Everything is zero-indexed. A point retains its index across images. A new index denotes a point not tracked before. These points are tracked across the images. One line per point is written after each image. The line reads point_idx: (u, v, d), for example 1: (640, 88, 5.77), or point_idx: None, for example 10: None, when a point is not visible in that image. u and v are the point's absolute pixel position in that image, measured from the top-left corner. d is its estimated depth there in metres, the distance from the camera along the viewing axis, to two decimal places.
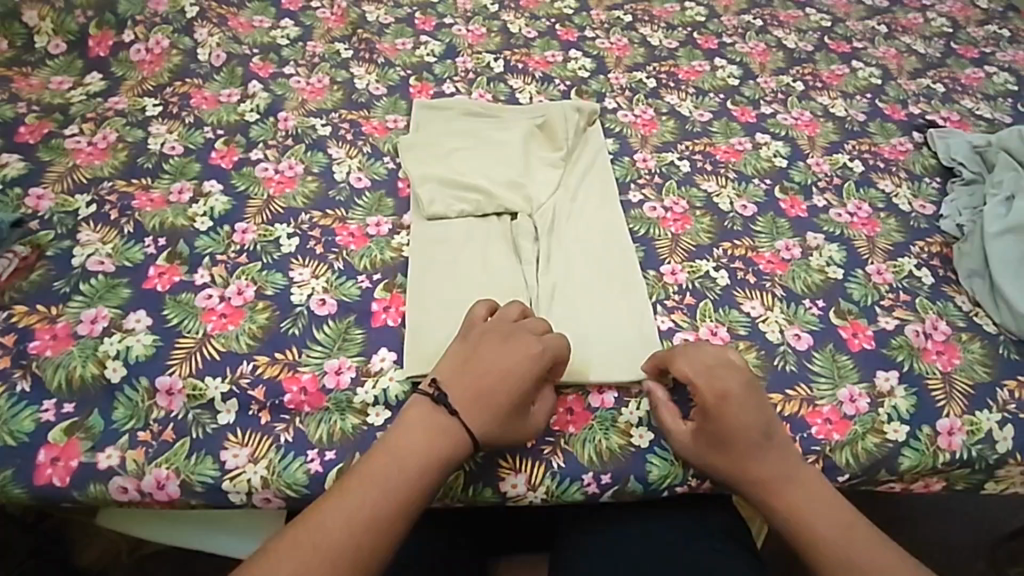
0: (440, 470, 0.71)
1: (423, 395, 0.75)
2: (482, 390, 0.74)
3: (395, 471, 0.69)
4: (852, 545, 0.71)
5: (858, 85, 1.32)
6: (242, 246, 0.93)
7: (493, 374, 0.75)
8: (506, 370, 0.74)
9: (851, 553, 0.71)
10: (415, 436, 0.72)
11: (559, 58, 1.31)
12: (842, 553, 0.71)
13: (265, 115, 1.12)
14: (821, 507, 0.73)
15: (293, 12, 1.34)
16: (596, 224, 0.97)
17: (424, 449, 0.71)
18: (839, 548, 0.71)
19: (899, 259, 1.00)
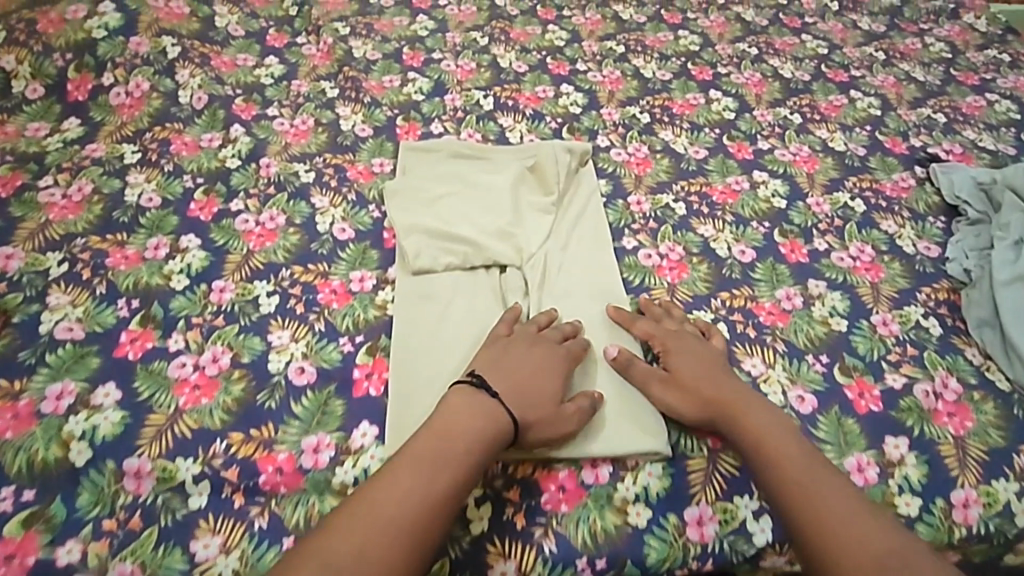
0: (485, 449, 0.69)
1: (463, 385, 0.74)
2: (520, 383, 0.75)
3: (440, 452, 0.67)
4: (819, 474, 0.70)
5: (858, 117, 1.29)
6: (219, 306, 0.86)
7: (527, 371, 0.77)
8: (541, 366, 0.78)
9: (818, 485, 0.69)
10: (457, 420, 0.70)
11: (550, 93, 1.28)
12: (815, 479, 0.69)
13: (247, 161, 1.07)
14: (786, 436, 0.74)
15: (278, 50, 1.32)
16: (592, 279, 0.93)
17: (467, 430, 0.69)
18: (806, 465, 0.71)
19: (906, 307, 0.95)
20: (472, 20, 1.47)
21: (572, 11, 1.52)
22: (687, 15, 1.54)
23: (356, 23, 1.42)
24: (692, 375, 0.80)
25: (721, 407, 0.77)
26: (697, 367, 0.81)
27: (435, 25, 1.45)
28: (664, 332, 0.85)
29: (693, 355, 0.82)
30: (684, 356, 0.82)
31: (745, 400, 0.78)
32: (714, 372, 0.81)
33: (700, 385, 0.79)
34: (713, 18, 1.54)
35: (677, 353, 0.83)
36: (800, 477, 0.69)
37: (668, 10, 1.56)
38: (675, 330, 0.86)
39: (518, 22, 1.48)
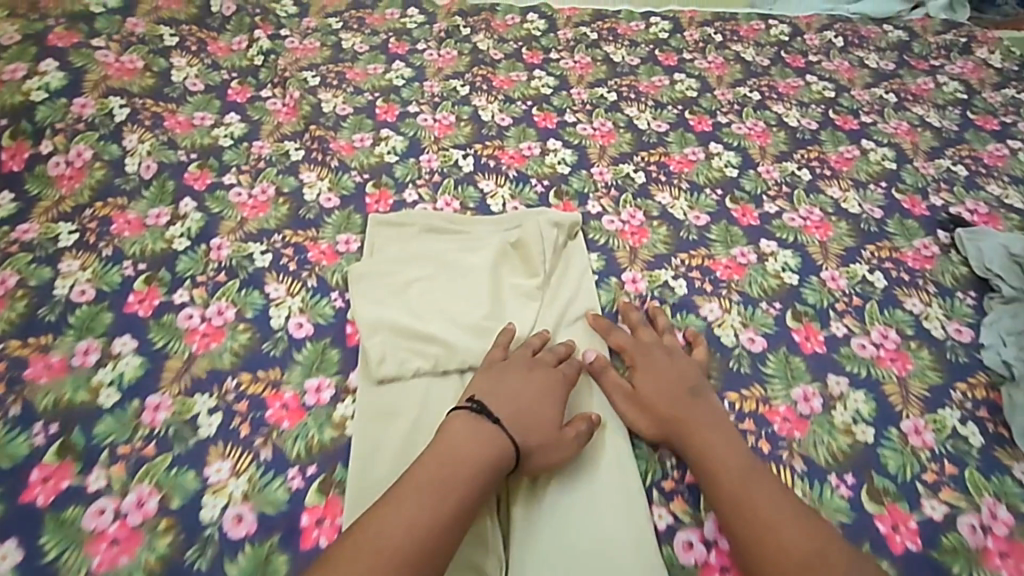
0: (491, 476, 0.69)
1: (463, 411, 0.73)
2: (522, 410, 0.75)
3: (443, 476, 0.67)
4: (749, 481, 0.72)
5: (872, 172, 1.18)
6: (152, 430, 0.75)
7: (528, 396, 0.76)
8: (542, 388, 0.77)
9: (746, 492, 0.71)
10: (457, 447, 0.69)
11: (535, 150, 1.17)
12: (753, 493, 0.71)
13: (196, 242, 0.96)
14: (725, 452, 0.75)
15: (239, 105, 1.21)
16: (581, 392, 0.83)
17: (469, 457, 0.68)
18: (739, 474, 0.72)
19: (938, 409, 0.83)
20: (452, 66, 1.37)
21: (560, 53, 1.43)
22: (683, 56, 1.44)
23: (327, 72, 1.33)
24: (653, 392, 0.81)
25: (676, 425, 0.78)
26: (662, 384, 0.81)
27: (411, 72, 1.35)
28: (636, 345, 0.86)
29: (658, 370, 0.83)
30: (651, 373, 0.83)
31: (700, 418, 0.78)
32: (676, 389, 0.81)
33: (659, 403, 0.80)
34: (710, 59, 1.44)
35: (644, 369, 0.83)
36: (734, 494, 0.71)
37: (662, 51, 1.45)
38: (647, 344, 0.86)
39: (502, 68, 1.38)
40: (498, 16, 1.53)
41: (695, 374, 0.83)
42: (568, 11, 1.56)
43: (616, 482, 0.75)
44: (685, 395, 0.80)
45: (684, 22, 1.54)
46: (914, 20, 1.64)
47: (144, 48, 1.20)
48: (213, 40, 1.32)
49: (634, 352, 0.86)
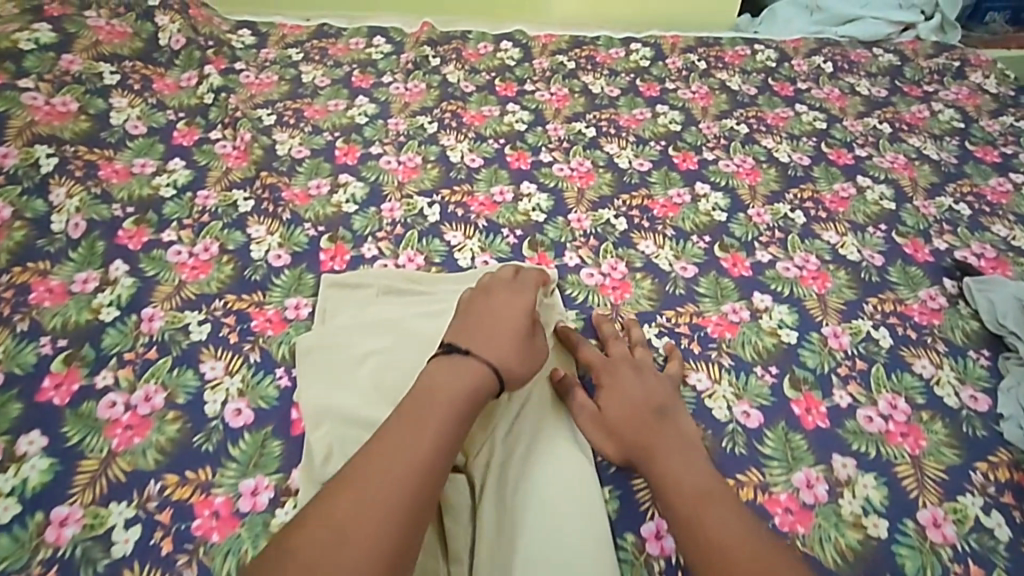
0: (476, 401, 0.68)
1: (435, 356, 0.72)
2: (499, 341, 0.74)
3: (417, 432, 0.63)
4: (708, 504, 0.66)
5: (870, 213, 1.09)
6: (55, 550, 0.64)
7: (500, 326, 0.76)
8: (505, 314, 0.78)
9: (703, 514, 0.65)
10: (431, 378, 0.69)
11: (508, 196, 1.08)
12: (708, 515, 0.64)
13: (126, 311, 0.86)
14: (691, 465, 0.70)
15: (185, 148, 1.11)
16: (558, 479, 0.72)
17: (447, 384, 0.68)
18: (698, 493, 0.67)
19: (958, 496, 0.74)
20: (419, 100, 1.28)
21: (535, 84, 1.34)
22: (666, 85, 1.36)
23: (284, 109, 1.24)
24: (615, 412, 0.76)
25: (640, 448, 0.73)
26: (628, 402, 0.77)
27: (375, 109, 1.26)
28: (604, 362, 0.82)
29: (624, 387, 0.79)
30: (617, 392, 0.78)
31: (664, 437, 0.73)
32: (641, 408, 0.76)
33: (624, 425, 0.75)
34: (695, 88, 1.36)
35: (610, 388, 0.79)
36: (690, 508, 0.66)
37: (644, 80, 1.37)
38: (616, 361, 0.82)
39: (473, 102, 1.29)
40: (469, 45, 1.44)
41: (664, 391, 0.79)
42: (543, 38, 1.47)
43: (582, 504, 0.71)
44: (651, 416, 0.75)
45: (666, 49, 1.46)
46: (905, 43, 1.56)
47: (81, 88, 1.07)
48: (159, 77, 1.19)
49: (601, 368, 0.81)
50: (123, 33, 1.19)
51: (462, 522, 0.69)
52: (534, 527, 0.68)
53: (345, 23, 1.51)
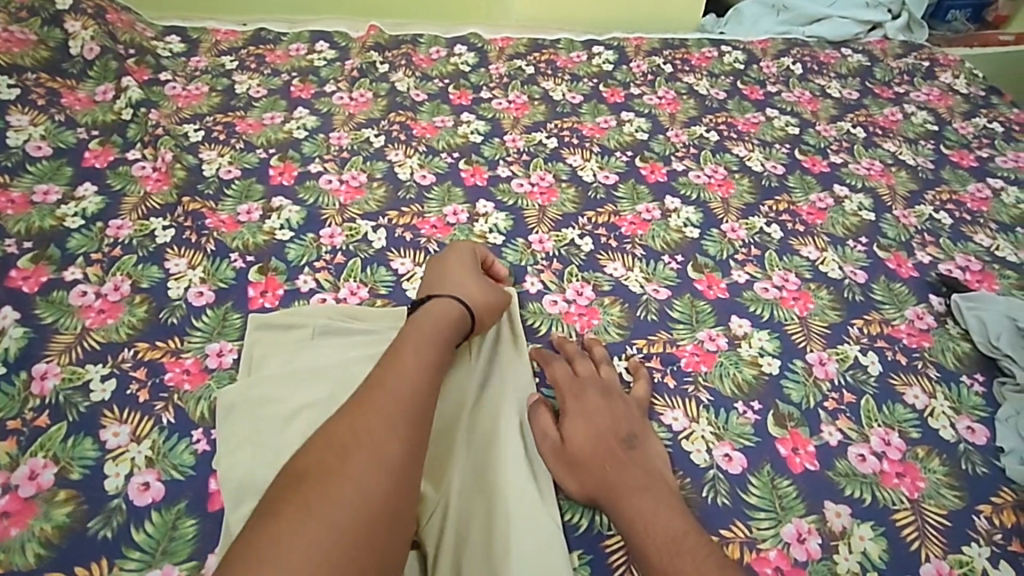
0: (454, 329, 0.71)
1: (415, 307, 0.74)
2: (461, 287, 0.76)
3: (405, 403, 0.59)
4: (679, 549, 0.57)
5: (849, 225, 1.03)
6: None
7: (456, 274, 0.78)
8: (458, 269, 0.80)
9: (673, 562, 0.56)
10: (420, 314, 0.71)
11: (462, 216, 0.98)
12: (680, 565, 0.56)
13: (14, 368, 0.72)
14: (662, 499, 0.62)
15: (97, 172, 0.98)
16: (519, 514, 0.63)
17: (432, 315, 0.71)
18: (669, 536, 0.58)
19: (963, 546, 0.66)
20: (365, 111, 1.18)
21: (492, 91, 1.25)
22: (630, 91, 1.28)
23: (213, 123, 1.13)
24: (581, 437, 0.67)
25: (604, 486, 0.63)
26: (592, 429, 0.67)
27: (315, 121, 1.15)
28: (571, 382, 0.73)
29: (593, 410, 0.69)
30: (581, 418, 0.68)
31: (632, 470, 0.64)
32: (607, 436, 0.67)
33: (590, 456, 0.65)
34: (661, 94, 1.28)
35: (574, 414, 0.69)
36: (663, 555, 0.57)
37: (607, 86, 1.29)
38: (585, 380, 0.73)
39: (424, 112, 1.19)
40: (420, 50, 1.34)
41: (635, 417, 0.70)
42: (500, 42, 1.38)
43: (546, 527, 0.63)
44: (619, 449, 0.66)
45: (630, 51, 1.38)
46: (873, 42, 1.51)
47: None
48: (69, 90, 1.06)
49: (567, 389, 0.72)
50: (25, 40, 1.07)
51: None
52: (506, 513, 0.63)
53: (284, 28, 1.39)
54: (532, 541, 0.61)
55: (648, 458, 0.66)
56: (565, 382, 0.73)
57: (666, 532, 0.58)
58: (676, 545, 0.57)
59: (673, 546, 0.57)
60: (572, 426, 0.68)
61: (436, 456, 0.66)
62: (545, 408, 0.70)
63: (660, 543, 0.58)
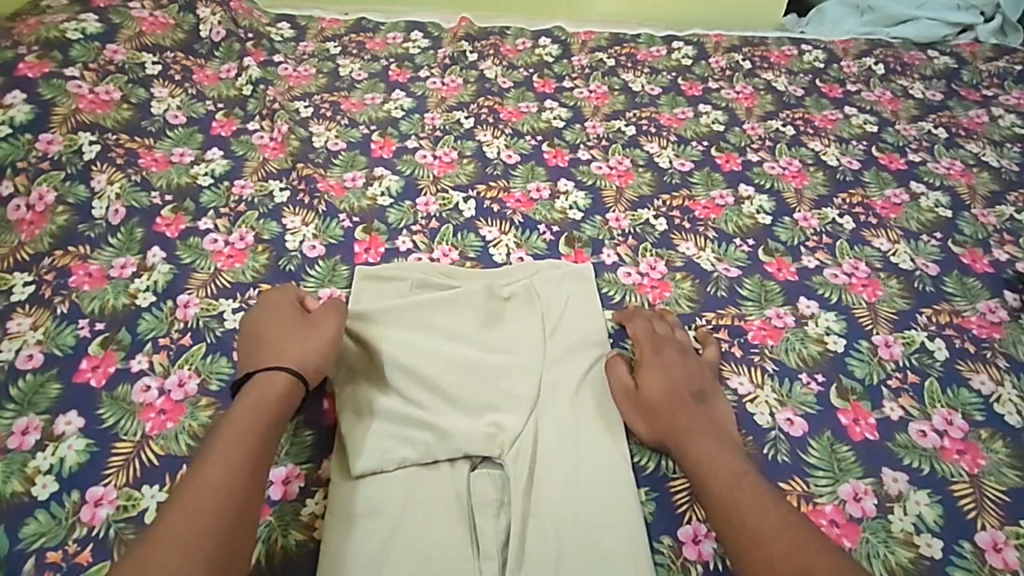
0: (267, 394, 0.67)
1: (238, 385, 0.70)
2: (276, 337, 0.73)
3: (225, 455, 0.60)
4: (740, 480, 0.63)
5: (924, 220, 1.04)
6: (89, 530, 0.63)
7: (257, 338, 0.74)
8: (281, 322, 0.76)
9: (733, 490, 0.62)
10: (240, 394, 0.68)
11: (545, 193, 1.06)
12: (740, 494, 0.62)
13: (162, 297, 0.85)
14: (724, 443, 0.68)
15: (223, 139, 1.11)
16: (588, 450, 0.71)
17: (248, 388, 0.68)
18: (729, 471, 0.64)
19: (1022, 520, 0.69)
20: (456, 95, 1.27)
21: (574, 81, 1.32)
22: (709, 85, 1.32)
23: (321, 102, 1.24)
24: (655, 385, 0.73)
25: (671, 428, 0.70)
26: (665, 380, 0.74)
27: (412, 103, 1.25)
28: (649, 338, 0.80)
29: (667, 365, 0.76)
30: (656, 370, 0.75)
31: (699, 419, 0.70)
32: (679, 387, 0.73)
33: (662, 401, 0.72)
34: (739, 89, 1.32)
35: (649, 366, 0.76)
36: (724, 485, 0.63)
37: (686, 79, 1.33)
38: (662, 338, 0.79)
39: (511, 98, 1.27)
40: (508, 41, 1.42)
41: (705, 376, 0.76)
42: (583, 35, 1.44)
43: (612, 459, 0.70)
44: (689, 400, 0.72)
45: (709, 47, 1.42)
46: (962, 45, 1.49)
47: (123, 78, 1.08)
48: (199, 68, 1.20)
49: (646, 345, 0.79)
50: (165, 24, 1.19)
51: (492, 520, 0.65)
52: (575, 447, 0.71)
53: (383, 18, 1.50)
54: (600, 475, 0.69)
55: (713, 411, 0.73)
56: (643, 340, 0.80)
57: (727, 470, 0.64)
58: (737, 478, 0.64)
59: (734, 480, 0.63)
60: (649, 376, 0.75)
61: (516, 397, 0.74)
62: (621, 359, 0.78)
63: (723, 475, 0.64)
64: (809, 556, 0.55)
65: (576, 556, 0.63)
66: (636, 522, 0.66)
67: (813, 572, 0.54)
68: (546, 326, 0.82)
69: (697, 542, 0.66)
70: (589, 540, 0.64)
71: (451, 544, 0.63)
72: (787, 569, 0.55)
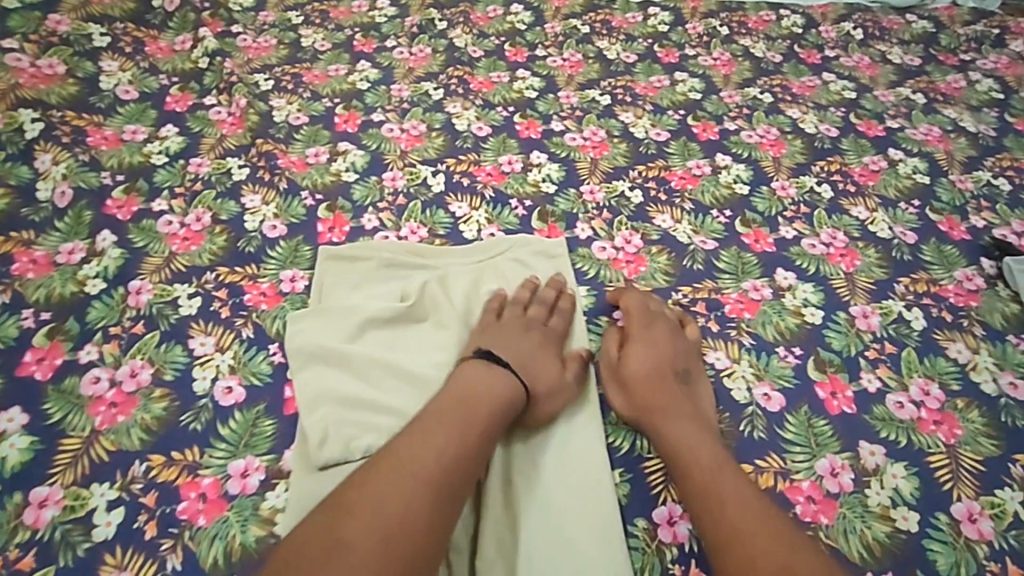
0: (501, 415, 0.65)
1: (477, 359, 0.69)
2: (531, 352, 0.72)
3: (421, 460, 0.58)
4: (726, 472, 0.62)
5: (901, 188, 1.02)
6: (33, 533, 0.61)
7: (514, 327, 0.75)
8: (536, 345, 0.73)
9: (718, 481, 0.61)
10: (477, 385, 0.66)
11: (517, 165, 1.02)
12: (725, 488, 0.60)
13: (113, 283, 0.81)
14: (708, 430, 0.66)
15: (179, 115, 1.04)
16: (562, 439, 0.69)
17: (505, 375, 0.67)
18: (714, 462, 0.63)
19: (996, 490, 0.68)
20: (424, 65, 1.21)
21: (547, 49, 1.27)
22: (686, 52, 1.28)
23: (282, 74, 1.17)
24: (639, 362, 0.72)
25: (651, 408, 0.69)
26: (651, 356, 0.72)
27: (378, 73, 1.19)
28: (639, 314, 0.78)
29: (654, 342, 0.74)
30: (642, 345, 0.74)
31: (681, 404, 0.69)
32: (663, 366, 0.72)
33: (642, 381, 0.71)
34: (717, 55, 1.28)
35: (635, 341, 0.74)
36: (708, 476, 0.62)
37: (662, 46, 1.29)
38: (652, 313, 0.78)
39: (481, 67, 1.21)
40: (478, 7, 1.36)
41: (689, 356, 0.74)
42: (557, 1, 1.38)
43: (585, 447, 0.68)
44: (673, 379, 0.71)
45: (686, 13, 1.38)
46: (941, 8, 1.46)
47: (67, 51, 1.02)
48: (152, 39, 1.12)
49: (635, 319, 0.77)
50: None
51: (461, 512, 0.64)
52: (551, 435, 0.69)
53: None
54: (575, 463, 0.67)
55: (698, 396, 0.71)
56: (634, 317, 0.77)
57: (713, 461, 0.63)
58: (722, 468, 0.62)
59: (719, 469, 0.62)
60: (639, 350, 0.73)
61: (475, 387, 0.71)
62: (613, 332, 0.78)
63: (707, 465, 0.63)
64: (795, 553, 0.55)
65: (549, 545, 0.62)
66: (610, 510, 0.64)
67: (796, 566, 0.54)
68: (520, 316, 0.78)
69: (672, 525, 0.65)
70: (562, 528, 0.63)
71: None
72: (772, 563, 0.54)
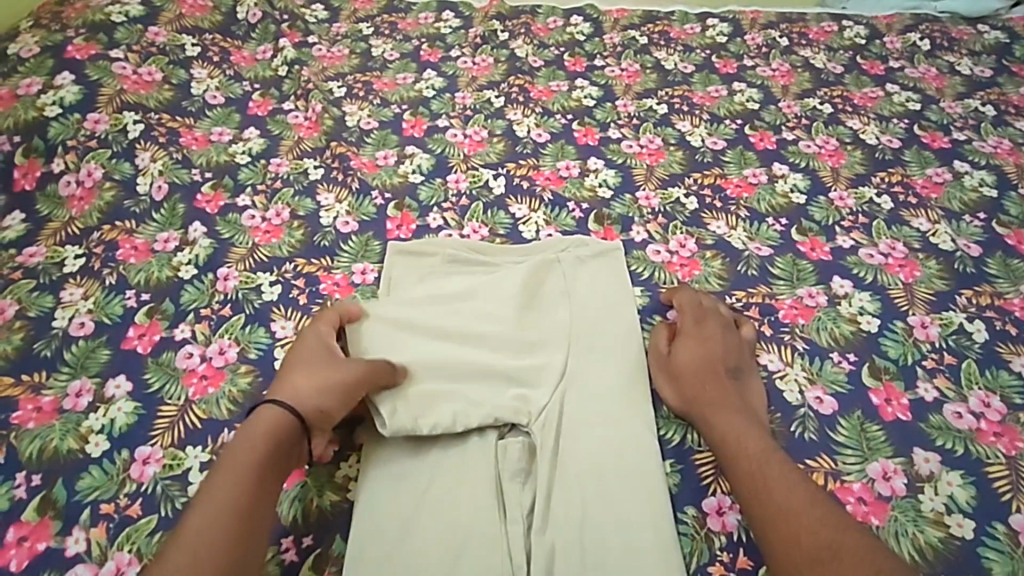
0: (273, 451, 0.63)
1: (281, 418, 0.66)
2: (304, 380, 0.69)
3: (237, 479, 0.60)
4: (772, 458, 0.64)
5: (967, 200, 1.01)
6: (138, 486, 0.68)
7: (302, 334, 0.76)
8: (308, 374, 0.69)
9: (763, 466, 0.63)
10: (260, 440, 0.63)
11: (574, 171, 1.06)
12: (770, 472, 0.62)
13: (203, 270, 0.89)
14: (755, 424, 0.68)
15: (260, 119, 1.12)
16: (612, 424, 0.71)
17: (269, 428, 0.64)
18: (758, 448, 0.65)
19: None
20: (486, 74, 1.26)
21: (606, 59, 1.30)
22: (744, 62, 1.29)
23: (353, 81, 1.24)
24: (690, 359, 0.74)
25: (700, 401, 0.71)
26: (703, 352, 0.75)
27: (443, 82, 1.25)
28: (692, 311, 0.80)
29: (706, 341, 0.76)
30: (694, 341, 0.76)
31: (730, 397, 0.70)
32: (715, 363, 0.74)
33: (692, 377, 0.73)
34: (776, 66, 1.29)
35: (690, 337, 0.76)
36: (754, 462, 0.64)
37: (720, 57, 1.31)
38: (704, 311, 0.79)
39: (541, 77, 1.26)
40: (539, 19, 1.40)
41: (741, 355, 0.76)
42: (615, 13, 1.41)
43: (634, 434, 0.71)
44: (724, 374, 0.73)
45: (746, 24, 1.39)
46: (1015, 18, 1.42)
47: (164, 59, 1.10)
48: (237, 49, 1.21)
49: (687, 318, 0.79)
50: (204, 7, 1.22)
51: (517, 488, 0.67)
52: (600, 420, 0.72)
53: None
54: (624, 446, 0.70)
55: (748, 392, 0.73)
56: (687, 316, 0.79)
57: (758, 449, 0.65)
58: (768, 455, 0.64)
59: (764, 454, 0.64)
60: (690, 350, 0.75)
61: (529, 377, 0.75)
62: (663, 328, 0.80)
63: (752, 452, 0.65)
64: (837, 530, 0.57)
65: (600, 522, 0.65)
66: (660, 492, 0.67)
67: (842, 543, 0.56)
68: (571, 310, 0.81)
69: (722, 515, 0.67)
70: (614, 504, 0.66)
71: (478, 509, 0.65)
72: (817, 541, 0.56)
